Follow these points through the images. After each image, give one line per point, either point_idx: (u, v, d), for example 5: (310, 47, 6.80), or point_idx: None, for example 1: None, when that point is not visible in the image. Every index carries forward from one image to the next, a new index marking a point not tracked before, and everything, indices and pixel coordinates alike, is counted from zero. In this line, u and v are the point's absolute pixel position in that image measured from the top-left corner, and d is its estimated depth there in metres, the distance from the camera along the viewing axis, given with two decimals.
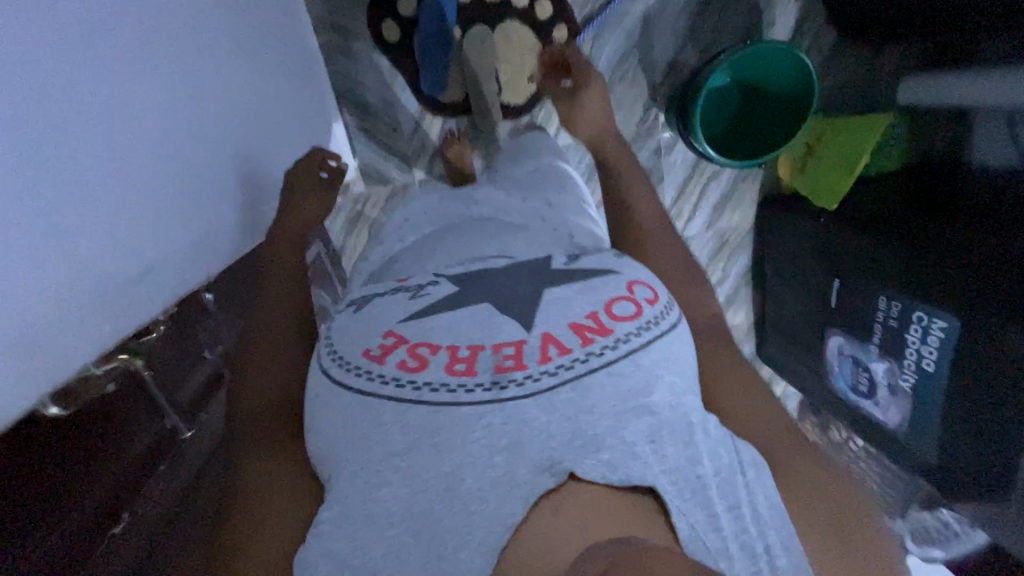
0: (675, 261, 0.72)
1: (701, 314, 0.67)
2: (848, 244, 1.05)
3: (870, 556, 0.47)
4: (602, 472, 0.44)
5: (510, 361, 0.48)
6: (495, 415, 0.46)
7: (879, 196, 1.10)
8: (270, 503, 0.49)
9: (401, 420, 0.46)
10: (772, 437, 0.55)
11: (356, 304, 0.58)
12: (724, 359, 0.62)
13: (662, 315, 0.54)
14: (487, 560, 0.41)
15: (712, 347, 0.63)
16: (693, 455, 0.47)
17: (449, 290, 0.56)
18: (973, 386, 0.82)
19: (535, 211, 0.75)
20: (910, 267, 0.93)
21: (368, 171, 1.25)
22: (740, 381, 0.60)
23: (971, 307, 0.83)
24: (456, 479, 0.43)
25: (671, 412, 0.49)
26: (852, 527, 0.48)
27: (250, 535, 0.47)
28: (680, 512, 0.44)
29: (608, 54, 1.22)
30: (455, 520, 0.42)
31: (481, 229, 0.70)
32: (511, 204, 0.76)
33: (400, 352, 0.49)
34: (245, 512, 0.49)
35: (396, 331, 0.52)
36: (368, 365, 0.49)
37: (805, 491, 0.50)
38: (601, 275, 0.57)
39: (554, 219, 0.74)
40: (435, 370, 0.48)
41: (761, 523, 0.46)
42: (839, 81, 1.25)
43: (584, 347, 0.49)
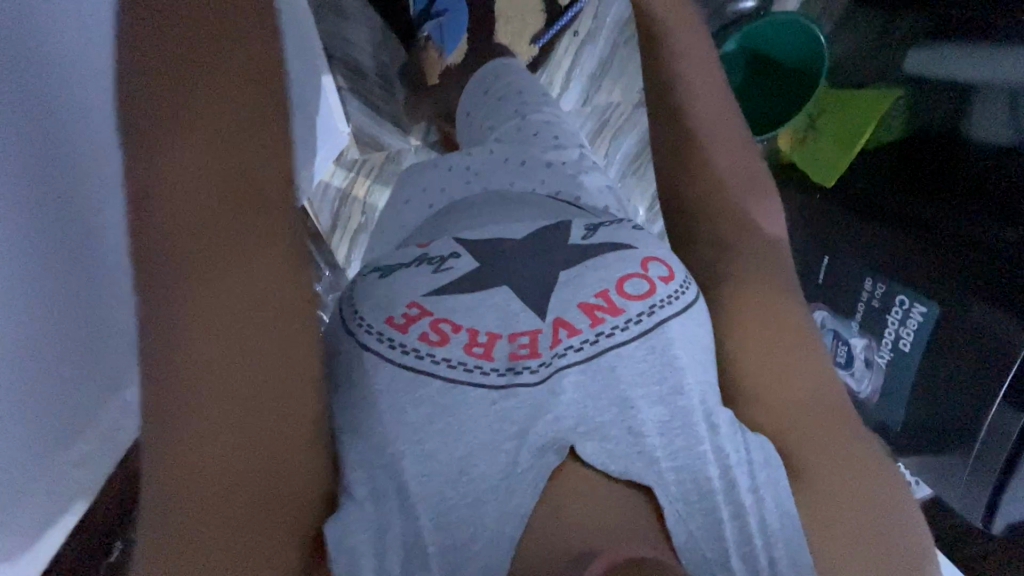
0: (703, 206, 0.65)
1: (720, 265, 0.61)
2: (844, 224, 1.01)
3: (886, 537, 0.48)
4: (603, 461, 0.48)
5: (525, 350, 0.51)
6: (508, 401, 0.49)
7: (877, 170, 1.01)
8: (276, 493, 0.43)
9: (415, 412, 0.48)
10: (794, 409, 0.53)
11: (380, 270, 0.59)
12: (750, 312, 0.57)
13: (675, 293, 0.54)
14: (505, 556, 0.45)
15: (737, 302, 0.58)
16: (700, 454, 0.48)
17: (469, 265, 0.57)
18: (942, 364, 0.86)
19: (539, 178, 0.74)
20: (884, 249, 0.94)
21: (362, 138, 1.22)
22: (769, 346, 0.55)
23: (954, 298, 0.84)
24: (468, 469, 0.46)
25: (689, 411, 0.49)
26: (872, 516, 0.49)
27: (243, 520, 0.42)
28: (680, 518, 0.46)
29: (614, 15, 1.19)
30: (470, 516, 0.45)
31: (492, 203, 0.70)
32: (508, 168, 0.75)
33: (424, 325, 0.52)
34: (231, 493, 0.42)
35: (420, 303, 0.54)
36: (390, 334, 0.51)
37: (832, 479, 0.49)
38: (612, 250, 0.57)
39: (552, 184, 0.73)
40: (454, 348, 0.51)
41: (768, 533, 0.46)
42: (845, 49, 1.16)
43: (593, 327, 0.52)
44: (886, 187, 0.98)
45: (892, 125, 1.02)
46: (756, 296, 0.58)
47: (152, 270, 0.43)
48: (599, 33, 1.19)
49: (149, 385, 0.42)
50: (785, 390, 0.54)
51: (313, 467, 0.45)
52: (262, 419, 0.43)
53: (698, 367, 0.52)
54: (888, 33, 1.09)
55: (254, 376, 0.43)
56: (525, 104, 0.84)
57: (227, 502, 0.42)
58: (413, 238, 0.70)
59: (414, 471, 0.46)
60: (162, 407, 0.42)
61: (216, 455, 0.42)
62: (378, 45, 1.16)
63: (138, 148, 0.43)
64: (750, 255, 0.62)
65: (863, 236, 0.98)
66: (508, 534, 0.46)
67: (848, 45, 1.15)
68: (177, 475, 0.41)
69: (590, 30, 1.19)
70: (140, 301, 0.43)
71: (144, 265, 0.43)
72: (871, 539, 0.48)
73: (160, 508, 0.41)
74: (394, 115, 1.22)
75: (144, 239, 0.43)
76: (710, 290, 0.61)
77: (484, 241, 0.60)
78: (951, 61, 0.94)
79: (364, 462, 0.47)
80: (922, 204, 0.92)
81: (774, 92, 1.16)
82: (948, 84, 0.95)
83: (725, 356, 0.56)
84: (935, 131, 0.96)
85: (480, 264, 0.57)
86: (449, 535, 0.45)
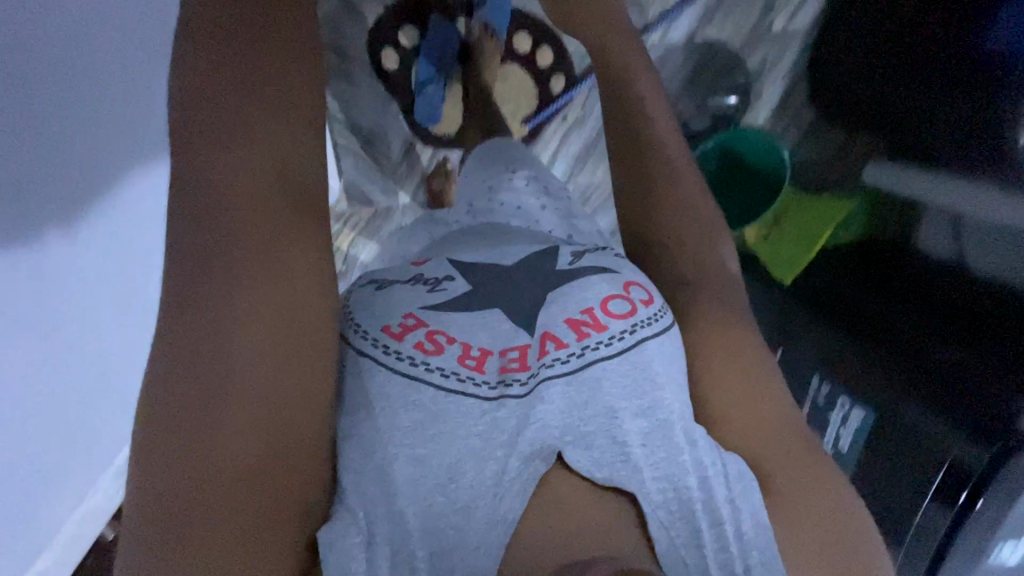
0: (688, 246, 0.69)
1: (699, 297, 0.64)
2: (795, 320, 1.00)
3: (860, 559, 0.49)
4: (589, 468, 0.49)
5: (515, 363, 0.53)
6: (497, 411, 0.49)
7: (830, 271, 1.02)
8: (286, 475, 0.46)
9: (402, 414, 0.48)
10: (766, 433, 0.55)
11: (376, 283, 0.60)
12: (725, 344, 0.60)
13: (656, 316, 0.58)
14: (492, 556, 0.44)
15: (714, 333, 0.61)
16: (680, 463, 0.49)
17: (464, 289, 0.58)
18: (876, 477, 0.84)
19: (534, 219, 0.80)
20: (855, 355, 0.89)
21: (354, 194, 1.25)
22: (742, 373, 0.59)
23: (894, 413, 0.81)
24: (456, 474, 0.46)
25: (670, 423, 0.51)
26: (845, 536, 0.50)
27: (259, 500, 0.44)
28: (661, 524, 0.47)
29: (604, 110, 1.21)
30: (456, 515, 0.45)
31: (489, 233, 0.74)
32: (504, 210, 0.80)
33: (418, 335, 0.52)
34: (231, 492, 0.44)
35: (416, 314, 0.54)
36: (387, 340, 0.52)
37: (805, 501, 0.51)
38: (599, 274, 0.60)
39: (546, 224, 0.80)
40: (449, 358, 0.51)
41: (744, 544, 0.47)
42: (814, 153, 1.14)
43: (580, 342, 0.54)
44: (839, 289, 0.97)
45: (850, 228, 1.04)
46: (730, 329, 0.62)
47: (198, 282, 0.51)
48: (587, 120, 1.21)
49: (172, 385, 0.47)
50: (758, 413, 0.56)
51: (311, 469, 0.48)
52: (285, 403, 0.48)
53: (679, 389, 0.54)
54: (848, 146, 1.09)
55: (283, 362, 0.49)
56: (517, 157, 0.87)
57: (225, 500, 0.43)
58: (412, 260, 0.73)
59: (401, 476, 0.46)
60: (185, 403, 0.47)
61: (242, 434, 0.46)
62: (379, 110, 1.19)
63: (207, 181, 0.54)
64: (725, 297, 0.66)
65: (810, 335, 0.97)
66: (493, 536, 0.45)
67: (814, 153, 1.14)
68: (184, 472, 0.44)
69: (578, 117, 1.21)
70: (181, 310, 0.50)
71: (193, 276, 0.51)
72: (847, 560, 0.49)
73: (160, 507, 0.43)
74: (388, 174, 1.23)
75: (209, 230, 0.52)
76: (681, 321, 0.63)
77: (476, 263, 0.62)
78: (907, 179, 0.96)
79: (356, 460, 0.47)
80: (870, 317, 0.90)
81: (752, 186, 1.12)
82: (895, 200, 0.98)
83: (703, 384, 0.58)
84: (888, 239, 0.98)
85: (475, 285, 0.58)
86: (435, 533, 0.44)
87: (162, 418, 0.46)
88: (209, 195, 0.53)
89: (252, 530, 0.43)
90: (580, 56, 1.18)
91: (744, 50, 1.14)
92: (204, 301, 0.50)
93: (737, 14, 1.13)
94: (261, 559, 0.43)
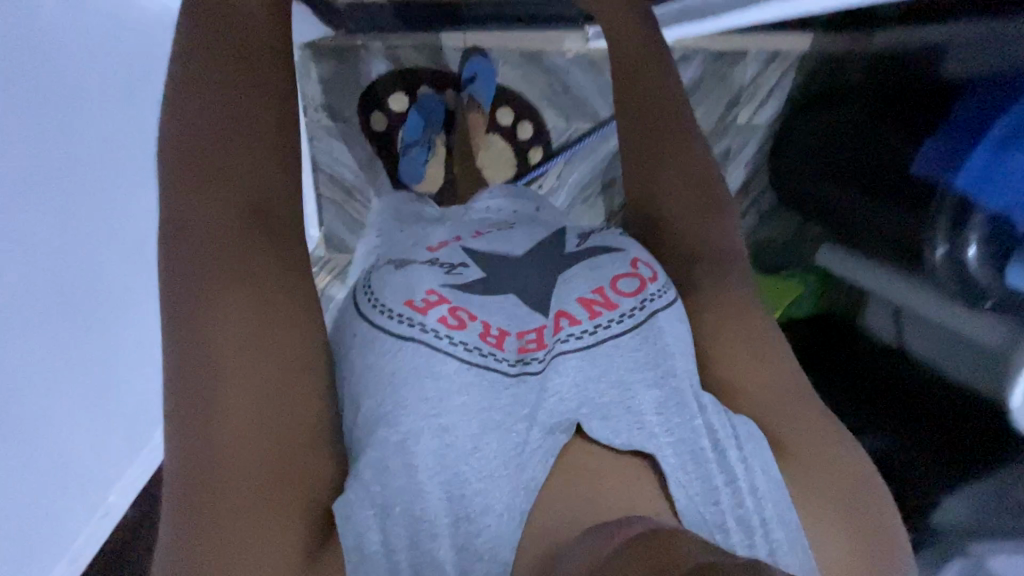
0: (701, 208, 0.66)
1: (716, 262, 0.63)
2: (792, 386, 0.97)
3: (879, 510, 0.50)
4: (607, 434, 0.51)
5: (532, 343, 0.54)
6: (515, 386, 0.51)
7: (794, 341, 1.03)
8: (290, 477, 0.44)
9: (423, 392, 0.48)
10: (779, 399, 0.55)
11: (395, 263, 0.59)
12: (737, 311, 0.60)
13: (662, 290, 0.58)
14: (519, 522, 0.46)
15: (727, 299, 0.60)
16: (694, 427, 0.51)
17: (477, 274, 0.57)
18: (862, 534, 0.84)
19: (537, 209, 0.75)
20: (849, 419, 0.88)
21: (330, 239, 1.18)
22: (752, 339, 0.58)
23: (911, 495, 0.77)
24: (480, 446, 0.47)
25: (682, 389, 0.53)
26: (865, 490, 0.50)
27: (261, 508, 0.42)
28: (679, 484, 0.49)
29: (577, 176, 1.18)
30: (482, 486, 0.46)
31: (494, 218, 0.69)
32: (507, 201, 0.74)
33: (442, 310, 0.53)
34: (251, 481, 0.42)
35: (439, 290, 0.54)
36: (411, 314, 0.52)
37: (821, 456, 0.52)
38: (606, 252, 0.61)
39: (546, 215, 0.74)
40: (471, 334, 0.52)
41: (759, 498, 0.49)
42: (772, 236, 1.21)
43: (592, 319, 0.55)
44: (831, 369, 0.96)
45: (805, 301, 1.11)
46: (737, 294, 0.61)
47: (197, 263, 0.47)
48: (559, 190, 1.17)
49: (179, 373, 0.45)
50: (772, 371, 0.57)
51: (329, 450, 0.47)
52: (280, 405, 0.46)
53: (689, 355, 0.56)
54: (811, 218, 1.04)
55: (274, 366, 0.46)
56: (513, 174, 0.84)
57: (245, 488, 0.42)
58: (408, 240, 0.66)
59: (427, 450, 0.46)
60: (192, 392, 0.44)
61: (237, 442, 0.43)
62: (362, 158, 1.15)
63: (199, 157, 0.51)
64: (742, 265, 0.64)
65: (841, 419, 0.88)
66: (517, 505, 0.47)
67: (777, 233, 1.20)
68: (193, 465, 0.42)
69: (551, 186, 1.17)
70: (170, 305, 0.46)
71: (190, 258, 0.47)
72: (867, 512, 0.50)
73: (177, 500, 0.42)
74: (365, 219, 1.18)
75: (196, 223, 0.49)
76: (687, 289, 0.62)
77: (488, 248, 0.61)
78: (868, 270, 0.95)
79: (381, 435, 0.47)
80: (869, 400, 0.88)
81: None
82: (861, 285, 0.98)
83: (718, 349, 0.58)
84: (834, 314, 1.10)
85: (485, 268, 0.58)
86: (464, 501, 0.46)
87: (173, 408, 0.44)
88: (200, 166, 0.50)
89: (255, 538, 0.41)
90: (557, 123, 1.15)
91: (715, 134, 1.16)
92: (207, 283, 0.47)
93: (711, 102, 1.14)
94: (287, 536, 0.42)
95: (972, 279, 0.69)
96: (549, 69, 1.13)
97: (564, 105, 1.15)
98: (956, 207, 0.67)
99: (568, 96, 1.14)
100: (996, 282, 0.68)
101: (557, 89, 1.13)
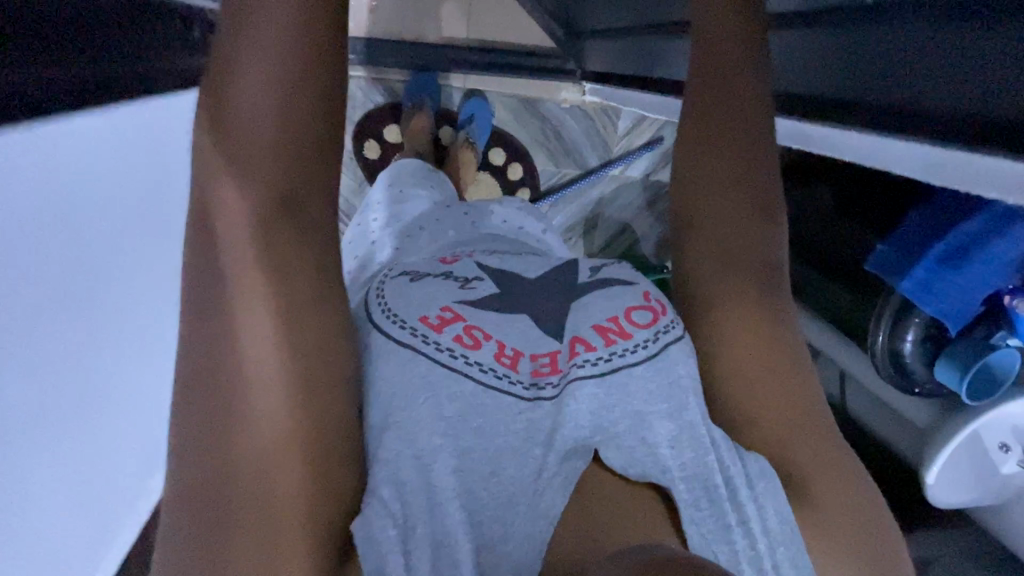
0: (734, 230, 0.61)
1: (742, 286, 0.60)
2: None
3: (889, 549, 0.50)
4: (620, 464, 0.53)
5: (546, 368, 0.55)
6: (532, 410, 0.51)
7: None
8: (320, 482, 0.44)
9: (440, 412, 0.49)
10: (793, 440, 0.54)
11: (409, 275, 0.60)
12: (749, 345, 0.58)
13: (675, 324, 0.59)
14: (536, 550, 0.47)
15: (748, 332, 0.58)
16: (706, 463, 0.51)
17: (490, 289, 0.60)
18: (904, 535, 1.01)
19: (533, 239, 0.83)
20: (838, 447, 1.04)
21: None
22: (770, 374, 0.57)
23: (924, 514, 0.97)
24: (499, 469, 0.48)
25: (695, 421, 0.53)
26: (874, 533, 0.50)
27: (297, 512, 0.43)
28: (693, 521, 0.49)
29: (564, 217, 1.30)
30: (501, 511, 0.47)
31: (497, 244, 0.76)
32: (507, 228, 0.82)
33: (457, 328, 0.54)
34: (282, 473, 0.44)
35: (454, 308, 0.56)
36: (426, 331, 0.53)
37: (834, 492, 0.52)
38: (618, 285, 0.62)
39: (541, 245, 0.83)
40: (486, 354, 0.53)
41: (771, 540, 0.48)
42: None
43: (607, 347, 0.56)
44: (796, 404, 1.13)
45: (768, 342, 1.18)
46: (754, 328, 0.58)
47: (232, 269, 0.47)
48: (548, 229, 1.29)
49: (219, 370, 0.45)
50: (781, 407, 0.56)
51: None
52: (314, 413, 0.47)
53: (700, 388, 0.56)
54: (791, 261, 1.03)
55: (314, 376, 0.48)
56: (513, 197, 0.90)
57: (269, 493, 0.43)
58: (421, 254, 0.73)
59: (446, 469, 0.47)
60: (212, 406, 0.45)
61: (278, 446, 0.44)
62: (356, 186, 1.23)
63: (210, 137, 0.49)
64: (781, 301, 0.60)
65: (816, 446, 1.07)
66: (529, 532, 0.47)
67: None
68: (227, 465, 0.43)
69: None
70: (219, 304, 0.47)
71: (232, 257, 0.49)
72: (877, 554, 0.49)
73: (197, 506, 0.42)
74: None
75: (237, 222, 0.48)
76: (694, 318, 0.61)
77: (505, 269, 0.64)
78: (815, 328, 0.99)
79: (393, 448, 0.47)
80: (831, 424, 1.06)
81: None
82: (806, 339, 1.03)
83: (729, 384, 0.57)
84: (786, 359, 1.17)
85: (504, 293, 0.59)
86: (483, 523, 0.46)
87: (201, 413, 0.44)
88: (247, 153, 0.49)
89: (287, 542, 0.41)
90: (547, 168, 1.29)
91: None
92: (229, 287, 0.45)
93: None
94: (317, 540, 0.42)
95: (909, 368, 0.81)
96: (545, 116, 1.28)
97: (556, 150, 1.29)
98: (901, 305, 0.76)
99: (558, 142, 1.29)
100: (925, 369, 0.81)
101: (548, 135, 1.29)
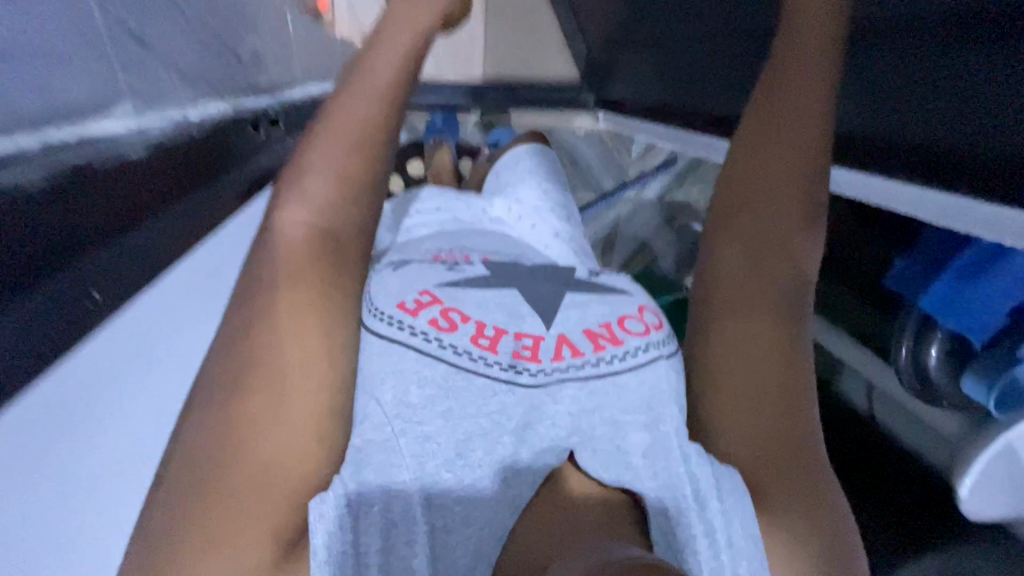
0: (762, 233, 0.60)
1: (757, 287, 0.58)
2: None
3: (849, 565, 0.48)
4: (594, 467, 0.52)
5: (527, 351, 0.55)
6: (507, 395, 0.52)
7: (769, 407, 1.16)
8: (285, 456, 0.42)
9: (409, 390, 0.50)
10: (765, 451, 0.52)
11: (394, 265, 0.63)
12: (759, 347, 0.56)
13: (664, 341, 0.60)
14: (496, 540, 0.47)
15: (757, 334, 0.56)
16: (679, 474, 0.51)
17: (481, 272, 0.63)
18: None
19: (544, 241, 0.83)
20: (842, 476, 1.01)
21: None
22: (762, 379, 0.55)
23: None
24: (464, 453, 0.48)
25: (671, 431, 0.54)
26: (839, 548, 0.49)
27: (254, 482, 0.40)
28: (661, 528, 0.49)
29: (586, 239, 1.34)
30: (464, 496, 0.47)
31: (497, 241, 0.78)
32: (519, 226, 0.84)
33: (433, 311, 0.55)
34: (250, 448, 0.41)
35: (432, 292, 0.57)
36: (402, 316, 0.54)
37: (799, 502, 0.50)
38: (614, 294, 0.64)
39: (553, 249, 0.82)
40: (462, 337, 0.54)
41: (734, 553, 0.48)
42: None
43: (595, 353, 0.56)
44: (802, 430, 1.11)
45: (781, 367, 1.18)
46: (762, 329, 0.56)
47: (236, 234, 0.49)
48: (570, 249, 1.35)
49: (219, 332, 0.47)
50: (766, 415, 0.53)
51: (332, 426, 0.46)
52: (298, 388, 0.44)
53: (680, 398, 0.57)
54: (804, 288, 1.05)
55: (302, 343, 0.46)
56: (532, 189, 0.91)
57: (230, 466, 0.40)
58: (429, 241, 0.76)
59: (408, 452, 0.47)
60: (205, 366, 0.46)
61: (248, 414, 0.42)
62: None
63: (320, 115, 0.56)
64: (798, 309, 0.58)
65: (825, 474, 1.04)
66: (494, 521, 0.47)
67: None
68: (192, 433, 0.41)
69: None
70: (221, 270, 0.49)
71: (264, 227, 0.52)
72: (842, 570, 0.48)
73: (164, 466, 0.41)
74: None
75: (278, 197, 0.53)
76: (708, 311, 0.60)
77: (500, 265, 0.65)
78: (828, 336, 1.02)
79: (365, 436, 0.48)
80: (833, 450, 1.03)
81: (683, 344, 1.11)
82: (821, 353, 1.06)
83: (721, 385, 0.56)
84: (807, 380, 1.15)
85: (491, 283, 0.61)
86: (443, 505, 0.46)
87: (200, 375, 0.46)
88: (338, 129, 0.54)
89: (237, 516, 0.39)
90: None
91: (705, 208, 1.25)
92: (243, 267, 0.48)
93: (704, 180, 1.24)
94: (269, 515, 0.40)
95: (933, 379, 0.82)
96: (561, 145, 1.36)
97: (573, 178, 1.34)
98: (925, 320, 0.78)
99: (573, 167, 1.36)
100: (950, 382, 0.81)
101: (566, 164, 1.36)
